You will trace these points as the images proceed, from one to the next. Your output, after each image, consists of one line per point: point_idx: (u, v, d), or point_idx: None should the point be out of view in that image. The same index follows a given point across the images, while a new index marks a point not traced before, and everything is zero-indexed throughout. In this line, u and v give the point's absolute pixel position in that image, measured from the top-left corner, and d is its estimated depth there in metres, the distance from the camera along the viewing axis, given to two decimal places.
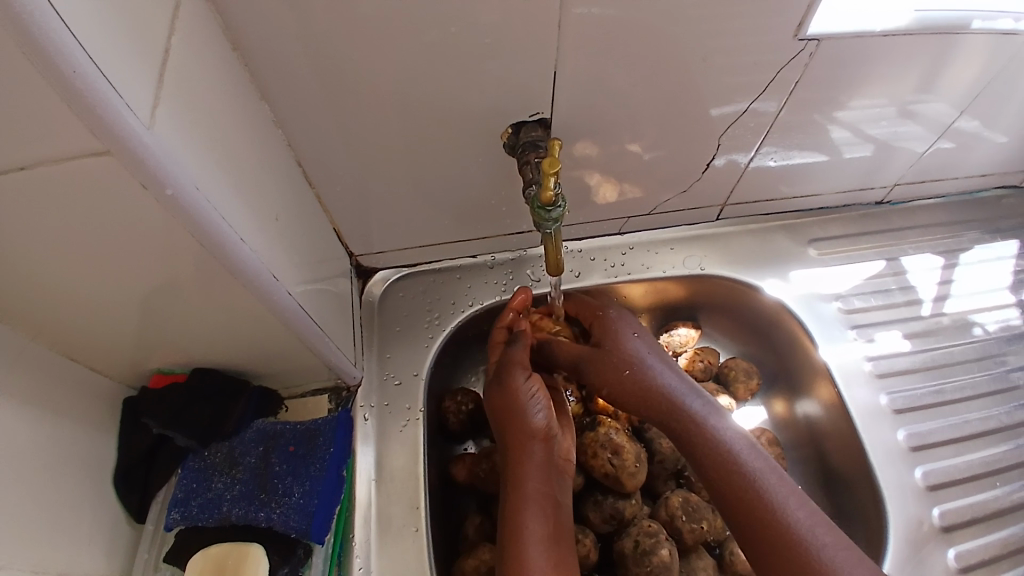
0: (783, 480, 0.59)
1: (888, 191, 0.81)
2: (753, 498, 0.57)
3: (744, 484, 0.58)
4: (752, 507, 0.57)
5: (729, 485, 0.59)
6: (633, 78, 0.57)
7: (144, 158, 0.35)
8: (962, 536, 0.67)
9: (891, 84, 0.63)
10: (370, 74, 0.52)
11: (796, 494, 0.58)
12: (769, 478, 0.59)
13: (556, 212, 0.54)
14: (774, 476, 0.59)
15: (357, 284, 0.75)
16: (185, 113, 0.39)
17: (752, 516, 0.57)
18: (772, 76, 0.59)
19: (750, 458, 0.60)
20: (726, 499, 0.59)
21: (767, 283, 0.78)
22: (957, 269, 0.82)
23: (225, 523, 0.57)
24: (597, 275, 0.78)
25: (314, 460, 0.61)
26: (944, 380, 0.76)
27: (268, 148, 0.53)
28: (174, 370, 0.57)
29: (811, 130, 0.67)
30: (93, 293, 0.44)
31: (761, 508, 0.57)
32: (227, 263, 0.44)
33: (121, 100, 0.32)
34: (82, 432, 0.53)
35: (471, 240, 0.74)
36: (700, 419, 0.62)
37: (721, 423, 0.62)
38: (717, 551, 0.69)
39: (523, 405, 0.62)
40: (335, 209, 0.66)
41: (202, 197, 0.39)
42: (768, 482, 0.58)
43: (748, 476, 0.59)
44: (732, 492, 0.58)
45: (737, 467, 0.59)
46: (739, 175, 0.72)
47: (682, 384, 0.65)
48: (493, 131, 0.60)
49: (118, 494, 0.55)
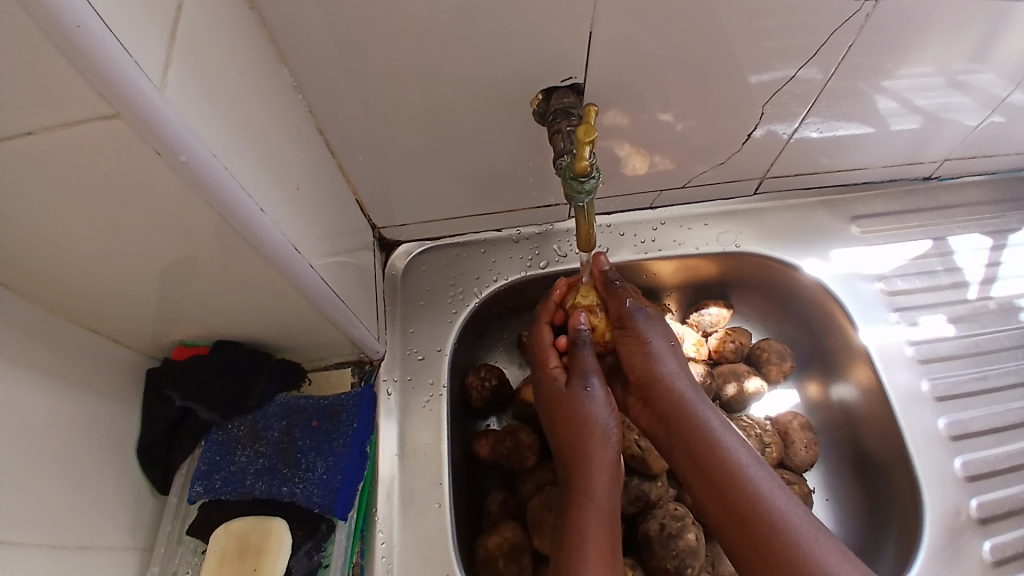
0: (800, 511, 0.51)
1: (937, 166, 0.76)
2: (746, 501, 0.51)
3: (736, 483, 0.52)
4: (742, 510, 0.51)
5: (717, 484, 0.53)
6: (671, 42, 0.53)
7: (156, 124, 0.33)
8: (1001, 528, 0.64)
9: (947, 51, 0.58)
10: (393, 35, 0.50)
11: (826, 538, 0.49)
12: (760, 474, 0.53)
13: (589, 183, 0.52)
14: (770, 475, 0.53)
15: (380, 257, 0.73)
16: (199, 76, 0.37)
17: (743, 520, 0.51)
18: (820, 42, 0.55)
19: (773, 492, 0.52)
20: (735, 531, 0.51)
21: (804, 262, 0.75)
22: (1006, 250, 0.78)
23: (248, 497, 0.57)
24: (627, 251, 0.76)
25: (337, 436, 0.60)
26: (988, 366, 0.72)
27: (288, 115, 0.51)
28: (197, 342, 0.56)
29: (858, 101, 0.63)
30: (114, 266, 0.43)
31: (753, 512, 0.51)
32: (246, 236, 0.42)
33: (128, 59, 0.30)
34: (106, 403, 0.53)
35: (496, 213, 0.72)
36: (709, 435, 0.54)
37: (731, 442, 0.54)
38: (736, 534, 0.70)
39: (593, 418, 0.58)
40: (357, 180, 0.64)
41: (218, 163, 0.38)
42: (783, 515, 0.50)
43: (760, 498, 0.51)
44: (722, 491, 0.52)
45: (728, 463, 0.53)
46: (781, 147, 0.69)
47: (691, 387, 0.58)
48: (522, 98, 0.57)
49: (143, 466, 0.56)
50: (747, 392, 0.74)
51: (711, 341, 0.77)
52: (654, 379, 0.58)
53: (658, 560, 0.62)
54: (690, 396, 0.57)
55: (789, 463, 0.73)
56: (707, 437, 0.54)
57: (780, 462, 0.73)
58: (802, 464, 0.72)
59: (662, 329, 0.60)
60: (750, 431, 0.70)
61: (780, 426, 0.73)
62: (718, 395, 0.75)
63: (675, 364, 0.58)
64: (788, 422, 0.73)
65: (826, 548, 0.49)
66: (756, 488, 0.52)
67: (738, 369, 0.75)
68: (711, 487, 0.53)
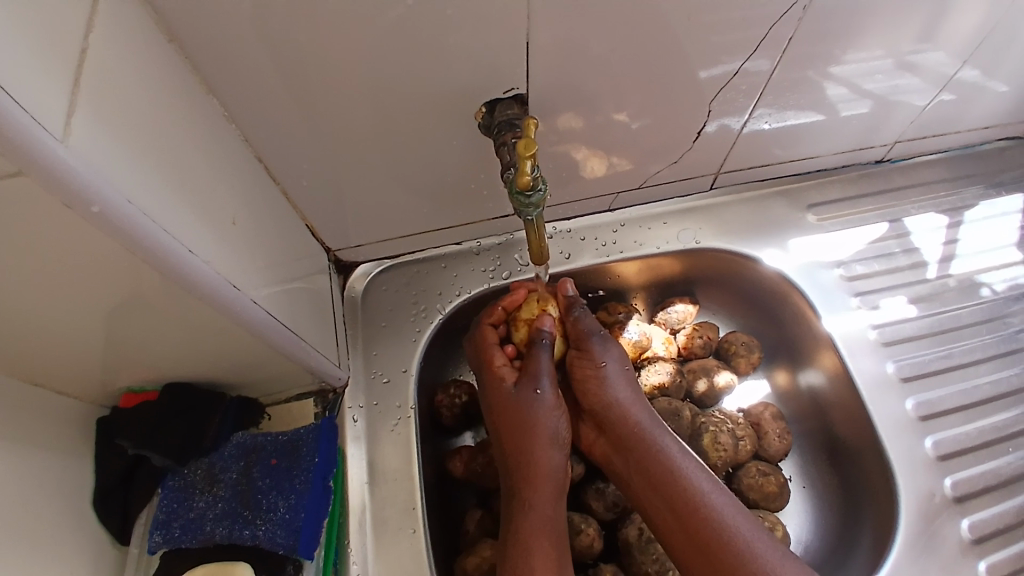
0: (755, 527, 0.51)
1: (888, 149, 0.77)
2: (708, 531, 0.51)
3: (696, 512, 0.51)
4: (702, 539, 0.50)
5: (678, 512, 0.52)
6: (612, 46, 0.53)
7: (63, 177, 0.32)
8: (977, 506, 0.65)
9: (887, 35, 0.59)
10: (327, 56, 0.48)
11: (780, 552, 0.50)
12: (721, 501, 0.52)
13: (537, 196, 0.51)
14: (729, 498, 0.53)
15: (337, 280, 0.72)
16: (109, 118, 0.36)
17: (704, 550, 0.50)
18: (762, 34, 0.55)
19: (725, 508, 0.52)
20: (683, 548, 0.52)
21: (765, 253, 0.75)
22: (962, 228, 0.79)
23: (210, 544, 0.55)
24: (588, 256, 0.75)
25: (298, 472, 0.59)
26: (951, 344, 0.73)
27: (221, 148, 0.50)
28: (145, 388, 0.54)
29: (804, 90, 0.63)
30: (41, 319, 0.41)
31: (718, 541, 0.50)
32: (178, 279, 0.41)
33: (25, 116, 0.29)
34: (58, 457, 0.51)
35: (453, 227, 0.71)
36: (661, 456, 0.55)
37: (690, 467, 0.54)
38: (733, 474, 0.71)
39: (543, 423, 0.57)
40: (305, 204, 0.62)
41: (137, 210, 0.36)
42: (737, 528, 0.51)
43: (716, 518, 0.51)
44: (682, 519, 0.52)
45: (690, 492, 0.52)
46: (733, 141, 0.68)
47: (641, 403, 0.58)
48: (465, 111, 0.56)
49: (99, 518, 0.54)
50: (718, 387, 0.74)
51: (679, 338, 0.77)
52: (611, 406, 0.58)
53: (638, 566, 0.62)
54: (647, 426, 0.57)
55: (764, 455, 0.73)
56: (659, 457, 0.55)
57: (755, 454, 0.73)
58: (776, 454, 0.72)
59: (616, 351, 0.60)
60: (721, 427, 0.70)
61: (753, 418, 0.73)
62: (689, 392, 0.74)
63: (628, 391, 0.58)
64: (760, 413, 0.73)
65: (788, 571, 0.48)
66: (716, 517, 0.51)
67: (708, 365, 0.75)
68: (671, 516, 0.53)
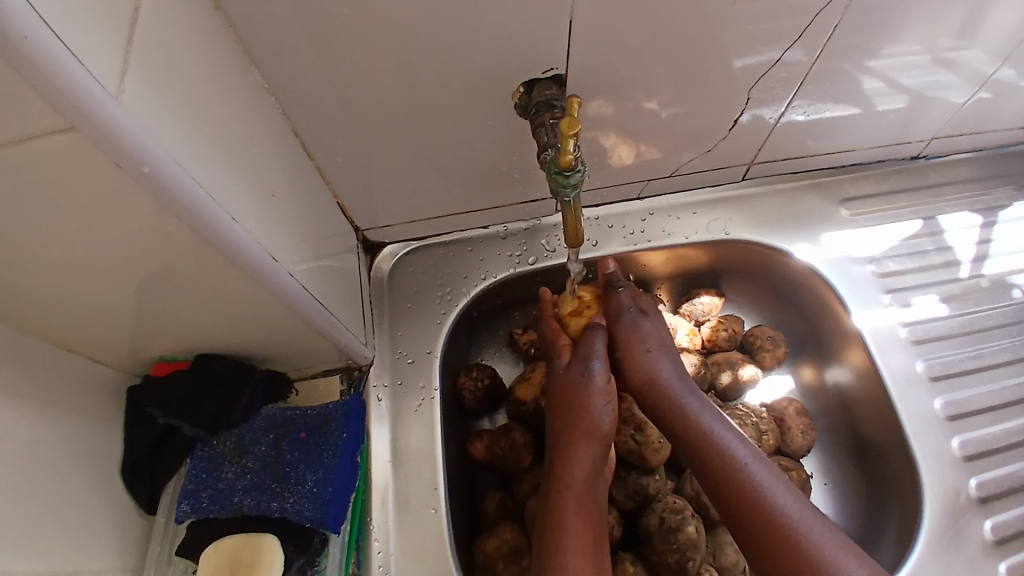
0: (789, 492, 0.52)
1: (925, 145, 0.75)
2: (748, 498, 0.51)
3: (735, 480, 0.52)
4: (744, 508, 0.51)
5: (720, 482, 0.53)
6: (654, 29, 0.52)
7: (115, 135, 0.31)
8: (1002, 507, 0.64)
9: (933, 29, 0.57)
10: (367, 31, 0.48)
11: (820, 521, 0.50)
12: (756, 468, 0.53)
13: (576, 178, 0.50)
14: (766, 466, 0.53)
15: (364, 260, 0.72)
16: (159, 80, 0.36)
17: (745, 517, 0.51)
18: (806, 22, 0.54)
19: (764, 476, 0.52)
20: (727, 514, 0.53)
21: (795, 247, 0.74)
22: (996, 227, 0.78)
23: (238, 514, 0.56)
24: (616, 243, 0.75)
25: (326, 447, 0.59)
26: (981, 344, 0.72)
27: (259, 120, 0.49)
28: (176, 357, 0.54)
29: (844, 82, 0.62)
30: (81, 283, 0.42)
31: (754, 512, 0.51)
32: (219, 246, 0.41)
33: (82, 71, 0.29)
34: (89, 423, 0.51)
35: (482, 210, 0.70)
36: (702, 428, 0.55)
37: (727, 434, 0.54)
38: None
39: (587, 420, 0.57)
40: (336, 181, 0.62)
41: (184, 173, 0.36)
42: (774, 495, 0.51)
43: (754, 486, 0.52)
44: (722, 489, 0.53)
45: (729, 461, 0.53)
46: (767, 132, 0.67)
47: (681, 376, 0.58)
48: (502, 91, 0.55)
49: (128, 487, 0.54)
50: (742, 380, 0.74)
51: (703, 330, 0.77)
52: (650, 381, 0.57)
53: (659, 555, 0.62)
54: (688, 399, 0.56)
55: (786, 450, 0.72)
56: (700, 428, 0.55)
57: (777, 450, 0.72)
58: (799, 450, 0.72)
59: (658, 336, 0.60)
60: (745, 420, 0.69)
61: (776, 413, 0.73)
62: (713, 384, 0.74)
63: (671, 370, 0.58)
64: (783, 409, 0.73)
65: (823, 536, 0.49)
66: (756, 485, 0.52)
67: (732, 358, 0.74)
68: (712, 485, 0.53)
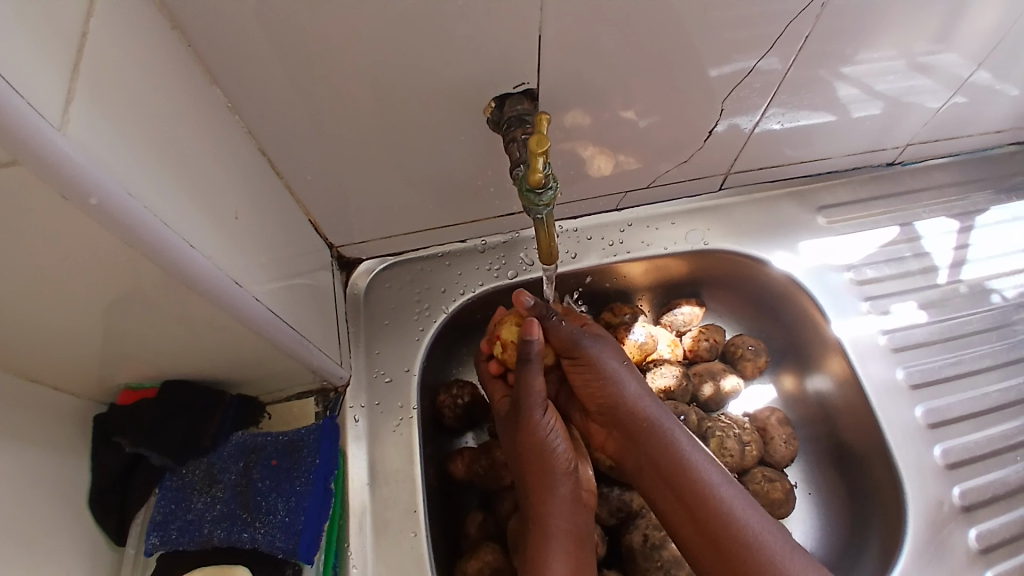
0: (758, 513, 0.51)
1: (900, 151, 0.76)
2: (719, 525, 0.51)
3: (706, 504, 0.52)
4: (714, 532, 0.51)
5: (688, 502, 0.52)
6: (623, 42, 0.52)
7: (60, 167, 0.30)
8: (985, 515, 0.64)
9: (903, 35, 0.58)
10: (334, 48, 0.47)
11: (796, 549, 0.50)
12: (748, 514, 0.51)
13: (547, 195, 0.50)
14: (737, 490, 0.53)
15: (340, 277, 0.71)
16: (111, 107, 0.35)
17: (714, 542, 0.50)
18: (778, 31, 0.54)
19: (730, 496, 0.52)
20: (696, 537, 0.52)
21: (774, 256, 0.74)
22: (973, 233, 0.78)
23: (208, 546, 0.54)
24: (594, 256, 0.74)
25: (298, 474, 0.58)
26: (960, 351, 0.72)
27: (222, 141, 0.48)
28: (143, 384, 0.53)
29: (819, 90, 0.62)
30: (34, 316, 0.40)
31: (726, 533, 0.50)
32: (177, 274, 0.40)
33: (23, 103, 0.28)
34: (52, 454, 0.50)
35: (458, 224, 0.70)
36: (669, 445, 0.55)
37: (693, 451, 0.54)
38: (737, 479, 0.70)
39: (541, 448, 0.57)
40: (307, 199, 0.61)
41: (137, 203, 0.35)
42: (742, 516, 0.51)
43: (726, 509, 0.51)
44: (693, 513, 0.52)
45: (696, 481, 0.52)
46: (743, 141, 0.67)
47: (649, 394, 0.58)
48: (474, 106, 0.55)
49: (97, 517, 0.53)
50: (724, 392, 0.73)
51: (685, 340, 0.76)
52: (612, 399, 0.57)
53: (642, 572, 0.61)
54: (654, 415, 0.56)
55: (769, 460, 0.72)
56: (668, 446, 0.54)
57: (761, 460, 0.72)
58: (782, 460, 0.72)
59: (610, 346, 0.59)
60: (728, 431, 0.69)
61: (759, 422, 0.72)
62: (695, 395, 0.73)
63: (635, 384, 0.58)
64: (766, 418, 0.72)
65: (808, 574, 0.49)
66: (726, 508, 0.51)
67: (713, 368, 0.74)
68: (697, 530, 0.52)
